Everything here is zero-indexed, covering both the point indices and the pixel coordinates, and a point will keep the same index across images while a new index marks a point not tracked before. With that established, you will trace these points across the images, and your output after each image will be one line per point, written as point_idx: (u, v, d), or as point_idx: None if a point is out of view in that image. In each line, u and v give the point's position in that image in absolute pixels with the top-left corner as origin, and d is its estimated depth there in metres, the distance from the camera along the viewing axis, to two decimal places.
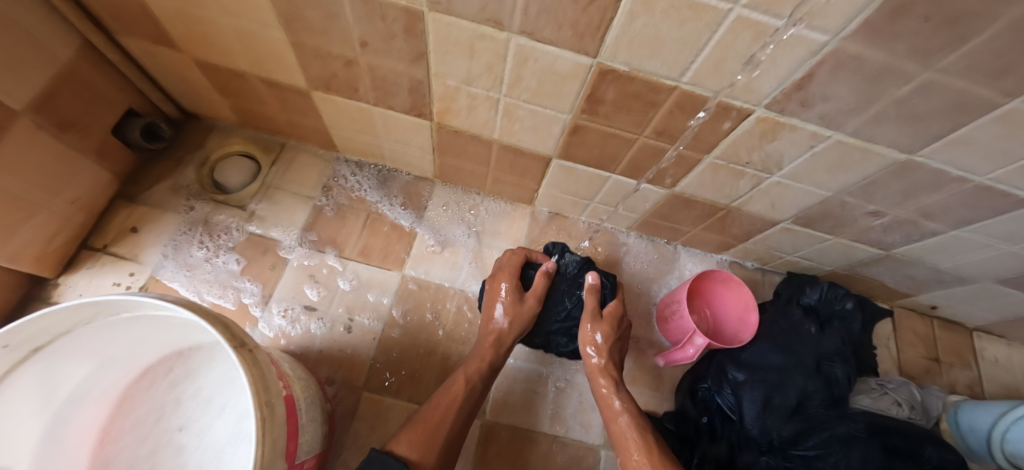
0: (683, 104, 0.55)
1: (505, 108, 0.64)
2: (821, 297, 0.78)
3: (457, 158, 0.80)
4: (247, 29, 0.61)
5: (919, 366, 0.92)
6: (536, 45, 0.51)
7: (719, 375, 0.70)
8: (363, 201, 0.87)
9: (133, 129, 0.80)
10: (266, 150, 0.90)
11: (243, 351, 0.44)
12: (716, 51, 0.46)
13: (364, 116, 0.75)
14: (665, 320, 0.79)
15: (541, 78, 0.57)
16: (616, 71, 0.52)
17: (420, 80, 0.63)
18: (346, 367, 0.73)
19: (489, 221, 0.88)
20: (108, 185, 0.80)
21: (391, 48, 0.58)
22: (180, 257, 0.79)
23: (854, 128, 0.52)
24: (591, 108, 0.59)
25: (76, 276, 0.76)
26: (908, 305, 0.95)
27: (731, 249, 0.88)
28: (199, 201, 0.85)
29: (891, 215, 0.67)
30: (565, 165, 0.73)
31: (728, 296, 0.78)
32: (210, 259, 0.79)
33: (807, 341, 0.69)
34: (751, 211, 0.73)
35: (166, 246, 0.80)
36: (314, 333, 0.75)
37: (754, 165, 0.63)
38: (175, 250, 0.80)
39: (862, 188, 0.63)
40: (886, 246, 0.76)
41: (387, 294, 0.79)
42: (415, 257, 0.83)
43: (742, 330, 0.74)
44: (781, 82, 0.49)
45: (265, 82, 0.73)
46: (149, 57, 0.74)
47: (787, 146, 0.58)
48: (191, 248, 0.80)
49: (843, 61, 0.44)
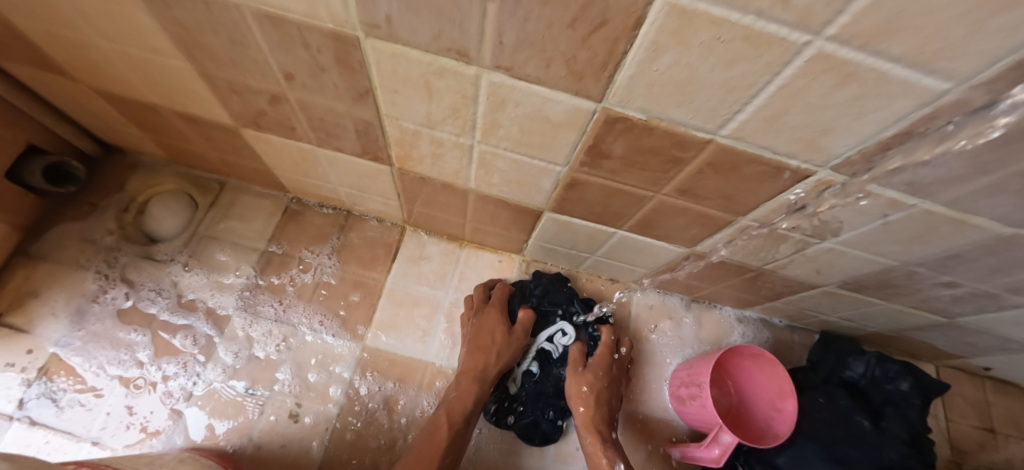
0: (718, 163, 0.41)
1: (481, 156, 0.49)
2: (866, 372, 0.65)
3: (428, 206, 0.65)
4: (140, 56, 0.47)
5: (973, 441, 0.80)
6: (517, 84, 0.36)
7: None
8: (318, 253, 0.72)
9: (33, 172, 0.66)
10: (203, 190, 0.76)
11: None
12: (774, 99, 0.32)
13: (309, 158, 0.60)
14: (682, 401, 0.66)
15: (525, 125, 0.42)
16: (628, 120, 0.38)
17: (369, 121, 0.48)
18: (290, 469, 0.59)
19: (469, 276, 0.73)
20: (4, 239, 0.66)
21: (324, 82, 0.43)
22: (73, 296, 0.67)
23: (950, 197, 0.38)
24: (591, 161, 0.45)
25: None
26: (958, 365, 0.82)
27: (756, 306, 0.74)
28: (120, 238, 0.72)
29: (969, 287, 0.53)
30: (559, 220, 0.59)
31: (758, 373, 0.64)
32: (101, 297, 0.67)
33: (861, 445, 0.56)
34: (789, 275, 0.59)
35: (65, 289, 0.67)
36: (252, 425, 0.61)
37: (802, 231, 0.49)
38: (73, 290, 0.67)
39: (940, 259, 0.49)
40: (950, 314, 0.62)
41: (343, 372, 0.65)
42: (379, 323, 0.69)
43: (777, 421, 0.60)
44: (863, 140, 0.34)
45: (182, 116, 0.58)
46: (40, 85, 0.60)
47: (850, 213, 0.44)
48: (88, 285, 0.68)
49: (967, 119, 0.30)
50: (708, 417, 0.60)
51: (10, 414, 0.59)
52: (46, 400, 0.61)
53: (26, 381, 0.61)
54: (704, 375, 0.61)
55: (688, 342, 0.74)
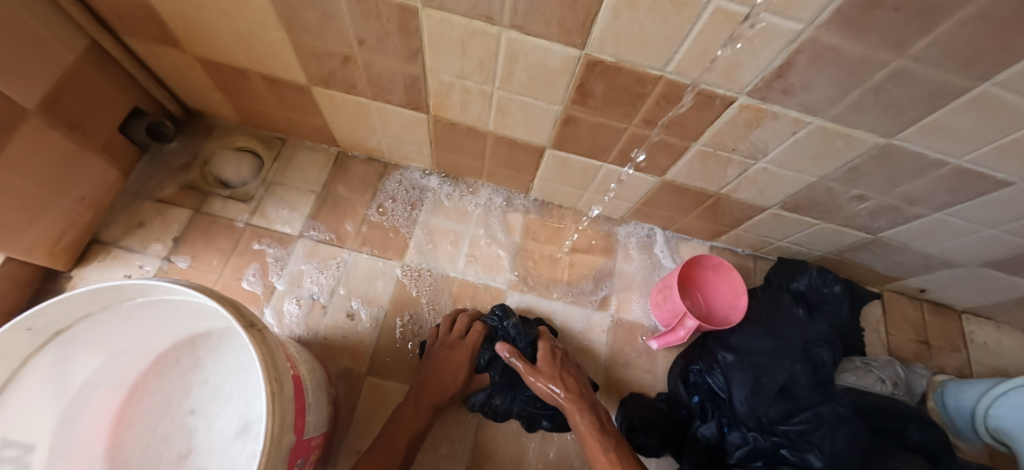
0: (669, 94, 0.57)
1: (498, 101, 0.66)
2: (810, 283, 0.80)
3: (454, 151, 0.82)
4: (249, 29, 0.64)
5: (909, 350, 0.95)
6: (527, 39, 0.53)
7: (710, 358, 0.73)
8: (363, 194, 0.89)
9: (137, 129, 0.84)
10: (268, 146, 0.93)
11: (255, 331, 0.46)
12: (697, 43, 0.48)
13: (363, 111, 0.77)
14: (658, 304, 0.81)
15: (531, 72, 0.58)
16: (604, 63, 0.54)
17: (415, 75, 0.65)
18: (349, 354, 0.76)
19: (485, 212, 0.90)
20: (116, 182, 0.83)
21: (387, 45, 0.60)
22: (128, 271, 0.80)
23: (833, 114, 0.55)
24: (580, 100, 0.62)
25: (88, 269, 0.80)
26: (897, 289, 0.97)
27: (722, 235, 0.90)
28: (157, 230, 0.84)
29: (875, 200, 0.69)
30: (558, 156, 0.75)
31: (718, 280, 0.80)
32: (145, 265, 0.81)
33: (794, 326, 0.72)
34: (739, 198, 0.76)
35: (119, 270, 0.80)
36: (318, 322, 0.77)
37: (740, 153, 0.65)
38: (124, 267, 0.80)
39: (845, 173, 0.65)
40: (872, 231, 0.78)
41: (387, 283, 0.82)
42: (414, 248, 0.85)
43: (733, 313, 0.77)
44: (761, 71, 0.50)
45: (266, 79, 0.75)
46: (154, 57, 0.77)
47: (769, 133, 0.60)
48: (137, 261, 0.81)
49: (819, 51, 0.46)
50: (677, 310, 0.75)
51: None
52: None
53: None
54: (674, 278, 0.77)
55: (665, 268, 0.90)
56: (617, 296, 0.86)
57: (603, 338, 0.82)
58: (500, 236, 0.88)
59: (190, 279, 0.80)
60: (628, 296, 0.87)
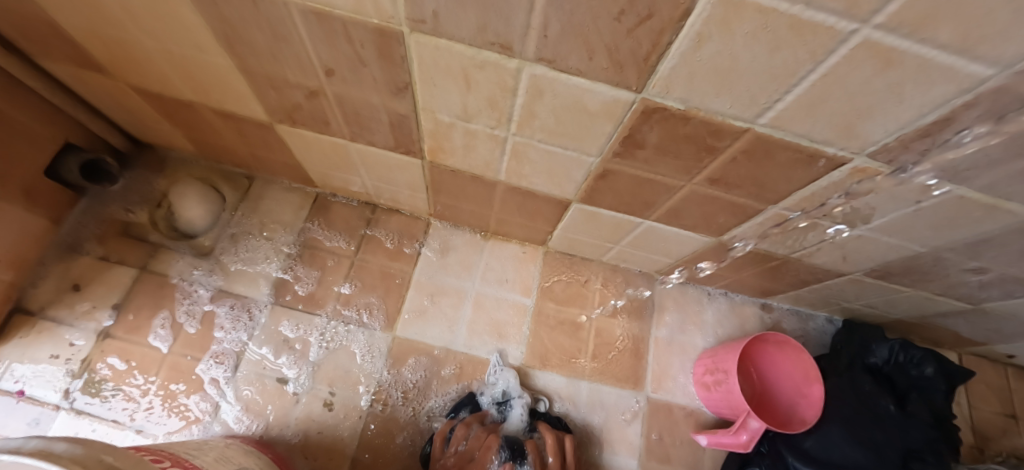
0: (751, 150, 0.41)
1: (514, 147, 0.50)
2: (891, 358, 0.66)
3: (455, 198, 0.66)
4: (182, 53, 0.48)
5: (994, 426, 0.80)
6: (558, 76, 0.37)
7: (777, 464, 0.58)
8: (346, 246, 0.74)
9: (70, 169, 0.68)
10: (232, 185, 0.77)
11: None
12: (815, 88, 0.33)
13: (341, 151, 0.61)
14: (707, 387, 0.67)
15: (561, 115, 0.43)
16: (666, 110, 0.38)
17: (404, 114, 0.49)
18: (325, 456, 0.61)
19: (494, 266, 0.75)
20: (44, 236, 0.68)
21: (364, 76, 0.44)
22: (59, 351, 0.65)
23: (987, 182, 0.39)
24: (625, 151, 0.46)
25: (6, 348, 0.64)
26: (981, 353, 0.82)
27: (779, 294, 0.75)
28: (96, 296, 0.68)
29: (997, 273, 0.54)
30: (587, 210, 0.60)
31: (782, 359, 0.65)
32: (79, 342, 0.65)
33: (887, 427, 0.57)
34: (815, 262, 0.60)
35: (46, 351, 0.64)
36: (287, 414, 0.63)
37: (832, 219, 0.49)
38: (52, 346, 0.65)
39: (970, 245, 0.49)
40: (976, 301, 0.63)
41: (374, 359, 0.67)
42: (407, 314, 0.70)
43: (803, 405, 0.62)
44: (902, 126, 0.35)
45: (218, 112, 0.59)
46: (80, 82, 0.61)
47: (882, 199, 0.44)
48: (70, 336, 0.66)
49: (1008, 105, 0.30)
50: (735, 402, 0.61)
51: (57, 403, 0.62)
52: (90, 390, 0.63)
53: (71, 372, 0.64)
54: (731, 362, 0.62)
55: (710, 333, 0.75)
56: (653, 371, 0.71)
57: (637, 427, 0.68)
58: (512, 297, 0.73)
59: (131, 357, 0.65)
60: (666, 371, 0.72)
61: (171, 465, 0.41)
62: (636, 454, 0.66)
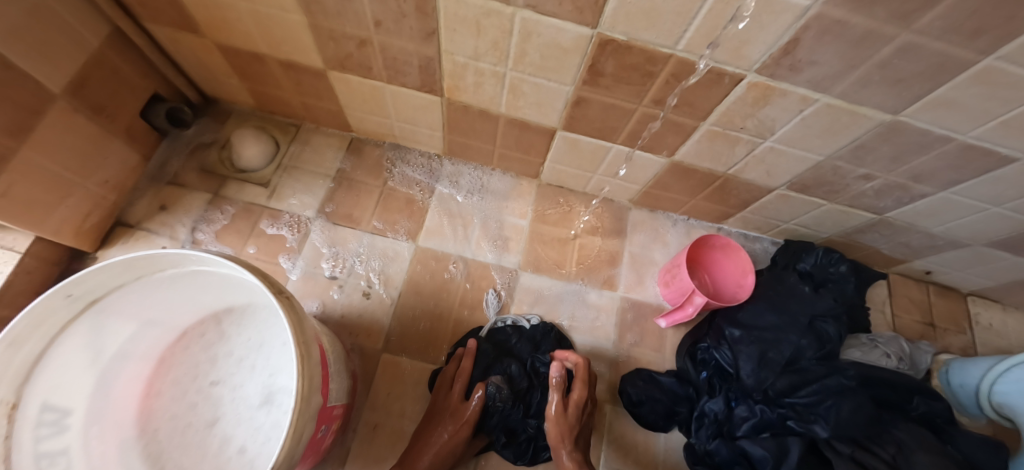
0: (678, 73, 0.59)
1: (511, 82, 0.68)
2: (816, 264, 0.82)
3: (466, 134, 0.84)
4: (267, 13, 0.65)
5: (914, 331, 0.96)
6: (540, 19, 0.54)
7: (718, 334, 0.74)
8: (377, 178, 0.91)
9: (158, 114, 0.86)
10: (283, 132, 0.95)
11: (283, 298, 0.48)
12: (707, 20, 0.49)
13: (377, 94, 0.79)
14: (667, 284, 0.83)
15: (544, 51, 0.60)
16: (615, 42, 0.56)
17: (430, 57, 0.67)
18: (365, 332, 0.78)
19: (496, 195, 0.92)
20: (137, 167, 0.86)
21: (402, 26, 0.61)
22: None
23: (840, 91, 0.56)
24: (591, 79, 0.63)
25: (112, 251, 0.82)
26: (903, 271, 0.98)
27: (729, 217, 0.92)
28: (178, 214, 0.86)
29: (881, 178, 0.71)
30: (569, 138, 0.77)
31: (726, 260, 0.82)
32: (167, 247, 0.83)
33: (801, 302, 0.73)
34: (747, 178, 0.77)
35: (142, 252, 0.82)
36: (334, 301, 0.80)
37: (748, 132, 0.66)
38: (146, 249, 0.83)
39: (851, 151, 0.66)
40: (878, 211, 0.79)
41: (402, 263, 0.84)
42: (427, 230, 0.87)
43: (740, 291, 0.78)
44: (769, 48, 0.52)
45: (283, 64, 0.77)
46: (173, 43, 0.79)
47: (777, 111, 0.61)
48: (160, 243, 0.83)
49: (827, 27, 0.47)
50: (685, 288, 0.78)
51: None
52: None
53: None
54: (682, 257, 0.79)
55: (674, 249, 0.92)
56: (626, 276, 0.88)
57: (612, 318, 0.84)
58: (511, 218, 0.90)
59: None
60: (636, 277, 0.88)
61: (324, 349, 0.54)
62: (610, 337, 0.82)
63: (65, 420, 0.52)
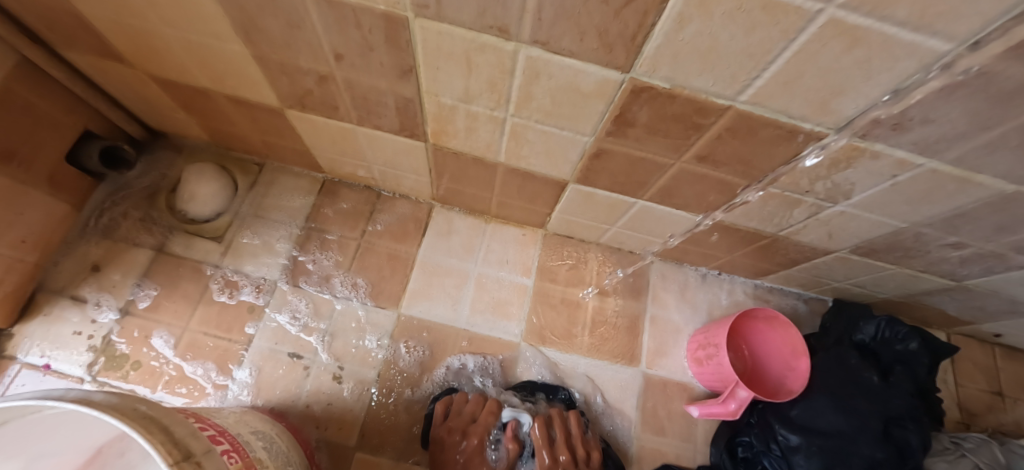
0: (735, 127, 0.44)
1: (513, 129, 0.53)
2: (876, 335, 0.68)
3: (458, 181, 0.69)
4: (198, 41, 0.50)
5: (981, 403, 0.83)
6: (553, 58, 0.40)
7: (766, 433, 0.60)
8: (353, 228, 0.77)
9: (89, 154, 0.71)
10: (243, 172, 0.80)
11: (188, 466, 0.34)
12: (788, 65, 0.35)
13: (347, 136, 0.64)
14: (700, 363, 0.70)
15: (557, 96, 0.45)
16: (654, 88, 0.41)
17: (409, 97, 0.52)
18: (335, 425, 0.64)
19: (494, 248, 0.78)
20: (65, 218, 0.71)
21: (370, 61, 0.47)
22: (79, 328, 0.68)
23: (956, 155, 0.41)
24: (617, 130, 0.49)
25: (32, 324, 0.68)
26: (968, 332, 0.85)
27: (770, 275, 0.78)
28: (117, 275, 0.72)
29: (975, 247, 0.56)
30: (584, 191, 0.63)
31: (771, 334, 0.68)
32: (97, 319, 0.69)
33: (871, 398, 0.59)
34: (802, 240, 0.63)
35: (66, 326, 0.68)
36: (299, 386, 0.66)
37: (815, 194, 0.52)
38: (72, 323, 0.69)
39: (946, 219, 0.52)
40: (957, 278, 0.65)
41: (381, 336, 0.70)
42: (413, 293, 0.73)
43: (791, 377, 0.65)
44: (871, 101, 0.37)
45: (231, 99, 0.62)
46: (99, 72, 0.64)
47: (860, 174, 0.47)
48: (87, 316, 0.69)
49: (970, 80, 0.33)
50: (725, 374, 0.64)
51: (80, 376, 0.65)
52: (111, 365, 0.66)
53: (93, 347, 0.67)
54: (721, 336, 0.65)
55: (704, 312, 0.78)
56: (648, 347, 0.74)
57: (633, 400, 0.71)
58: (512, 277, 0.76)
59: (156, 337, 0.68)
60: (660, 348, 0.75)
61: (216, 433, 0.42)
62: (631, 426, 0.69)
63: None
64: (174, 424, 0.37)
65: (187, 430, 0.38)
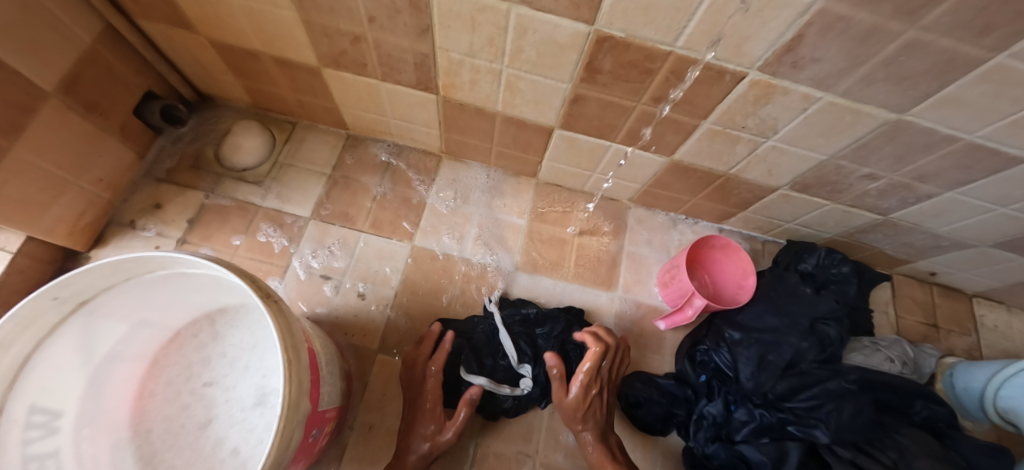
0: (678, 70, 0.57)
1: (508, 80, 0.66)
2: (817, 263, 0.80)
3: (463, 133, 0.83)
4: (259, 9, 0.64)
5: (918, 332, 0.95)
6: (536, 14, 0.53)
7: (717, 336, 0.73)
8: (373, 176, 0.90)
9: (152, 111, 0.85)
10: (279, 129, 0.94)
11: (270, 301, 0.48)
12: (707, 17, 0.48)
13: (372, 92, 0.78)
14: (666, 285, 0.82)
15: (541, 48, 0.59)
16: (613, 38, 0.54)
17: (425, 54, 0.65)
18: (360, 332, 0.77)
19: (494, 194, 0.91)
20: (132, 165, 0.85)
21: (396, 22, 0.60)
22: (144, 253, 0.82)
23: (844, 89, 0.54)
24: (589, 77, 0.62)
25: (107, 250, 0.82)
26: (907, 272, 0.97)
27: (730, 217, 0.90)
28: (174, 212, 0.86)
29: (886, 179, 0.69)
30: (567, 136, 0.76)
31: (726, 261, 0.81)
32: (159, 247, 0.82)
33: (801, 302, 0.72)
34: (748, 178, 0.76)
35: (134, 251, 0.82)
36: (330, 301, 0.79)
37: (749, 130, 0.65)
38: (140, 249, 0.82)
39: (855, 151, 0.64)
40: (882, 211, 0.78)
41: (397, 263, 0.83)
42: (424, 229, 0.86)
43: (740, 293, 0.77)
44: (771, 45, 0.50)
45: (277, 61, 0.76)
46: (166, 40, 0.78)
47: (779, 109, 0.60)
48: (151, 243, 0.83)
49: (832, 23, 0.46)
50: (684, 289, 0.77)
51: None
52: None
53: None
54: (681, 258, 0.78)
55: (674, 249, 0.91)
56: (624, 277, 0.87)
57: (610, 318, 0.83)
58: (509, 218, 0.89)
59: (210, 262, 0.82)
60: (635, 277, 0.87)
61: None
62: None
63: (55, 422, 0.51)
64: None
65: None
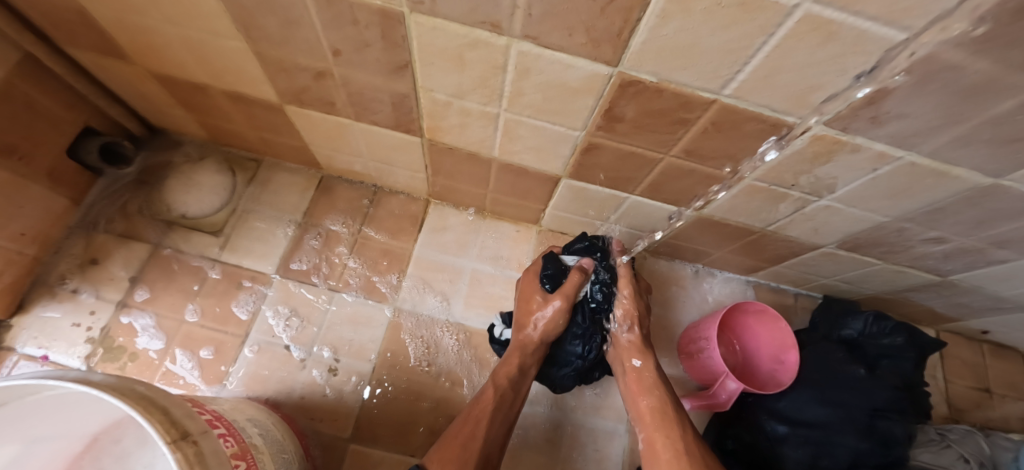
0: (720, 122, 0.46)
1: (506, 124, 0.55)
2: (864, 330, 0.69)
3: (453, 178, 0.71)
4: (199, 38, 0.51)
5: (969, 400, 0.84)
6: (543, 53, 0.41)
7: (753, 424, 0.62)
8: (349, 225, 0.78)
9: (89, 149, 0.72)
10: (242, 168, 0.81)
11: (184, 445, 0.35)
12: (768, 61, 0.36)
13: (345, 132, 0.66)
14: (690, 356, 0.71)
15: (548, 92, 0.47)
16: (641, 83, 0.42)
17: (405, 93, 0.53)
18: (331, 417, 0.65)
19: (489, 245, 0.79)
20: (65, 212, 0.72)
21: (368, 57, 0.48)
22: (76, 320, 0.69)
23: (932, 148, 0.43)
24: (607, 125, 0.50)
25: (29, 317, 0.68)
26: (955, 329, 0.86)
27: (759, 271, 0.79)
28: (117, 268, 0.73)
29: (956, 242, 0.58)
30: (576, 187, 0.64)
31: (761, 328, 0.69)
32: (95, 311, 0.70)
33: (856, 390, 0.60)
34: (788, 235, 0.65)
35: (63, 318, 0.69)
36: (297, 376, 0.67)
37: (799, 189, 0.54)
38: (72, 315, 0.69)
39: (927, 214, 0.53)
40: (941, 273, 0.66)
41: (375, 329, 0.71)
42: (408, 287, 0.75)
43: (780, 370, 0.66)
44: (849, 96, 0.39)
45: (230, 95, 0.63)
46: (100, 69, 0.65)
47: (842, 168, 0.49)
48: (86, 307, 0.70)
49: (941, 76, 0.34)
50: (714, 368, 0.65)
51: (77, 367, 0.66)
52: (109, 356, 0.67)
53: (91, 339, 0.68)
54: (711, 329, 0.66)
55: (694, 307, 0.80)
56: None
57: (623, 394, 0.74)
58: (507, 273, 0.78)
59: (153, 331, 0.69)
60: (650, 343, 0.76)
61: (213, 418, 0.43)
62: (622, 420, 0.72)
63: None
64: (172, 406, 0.38)
65: (185, 412, 0.39)
